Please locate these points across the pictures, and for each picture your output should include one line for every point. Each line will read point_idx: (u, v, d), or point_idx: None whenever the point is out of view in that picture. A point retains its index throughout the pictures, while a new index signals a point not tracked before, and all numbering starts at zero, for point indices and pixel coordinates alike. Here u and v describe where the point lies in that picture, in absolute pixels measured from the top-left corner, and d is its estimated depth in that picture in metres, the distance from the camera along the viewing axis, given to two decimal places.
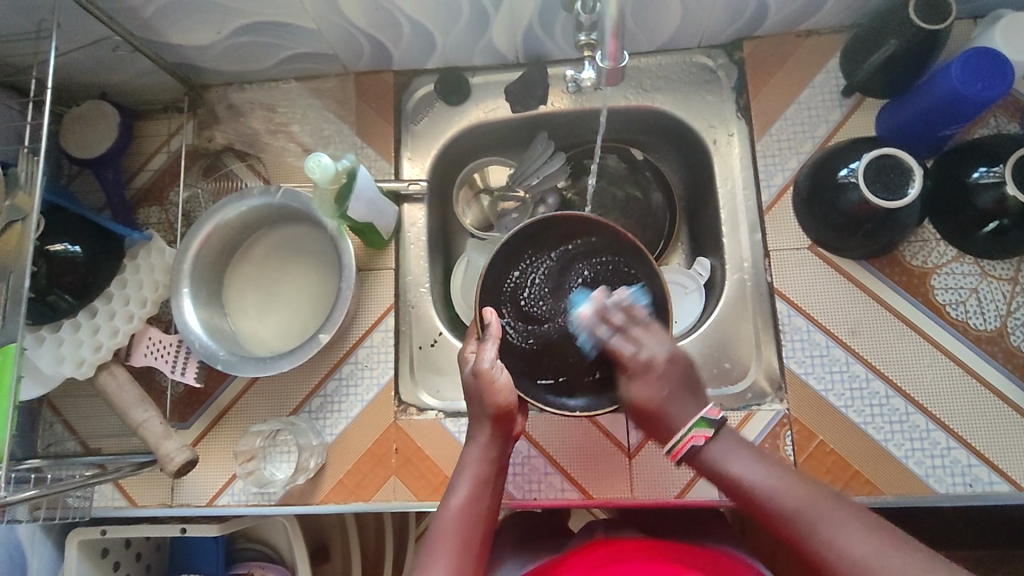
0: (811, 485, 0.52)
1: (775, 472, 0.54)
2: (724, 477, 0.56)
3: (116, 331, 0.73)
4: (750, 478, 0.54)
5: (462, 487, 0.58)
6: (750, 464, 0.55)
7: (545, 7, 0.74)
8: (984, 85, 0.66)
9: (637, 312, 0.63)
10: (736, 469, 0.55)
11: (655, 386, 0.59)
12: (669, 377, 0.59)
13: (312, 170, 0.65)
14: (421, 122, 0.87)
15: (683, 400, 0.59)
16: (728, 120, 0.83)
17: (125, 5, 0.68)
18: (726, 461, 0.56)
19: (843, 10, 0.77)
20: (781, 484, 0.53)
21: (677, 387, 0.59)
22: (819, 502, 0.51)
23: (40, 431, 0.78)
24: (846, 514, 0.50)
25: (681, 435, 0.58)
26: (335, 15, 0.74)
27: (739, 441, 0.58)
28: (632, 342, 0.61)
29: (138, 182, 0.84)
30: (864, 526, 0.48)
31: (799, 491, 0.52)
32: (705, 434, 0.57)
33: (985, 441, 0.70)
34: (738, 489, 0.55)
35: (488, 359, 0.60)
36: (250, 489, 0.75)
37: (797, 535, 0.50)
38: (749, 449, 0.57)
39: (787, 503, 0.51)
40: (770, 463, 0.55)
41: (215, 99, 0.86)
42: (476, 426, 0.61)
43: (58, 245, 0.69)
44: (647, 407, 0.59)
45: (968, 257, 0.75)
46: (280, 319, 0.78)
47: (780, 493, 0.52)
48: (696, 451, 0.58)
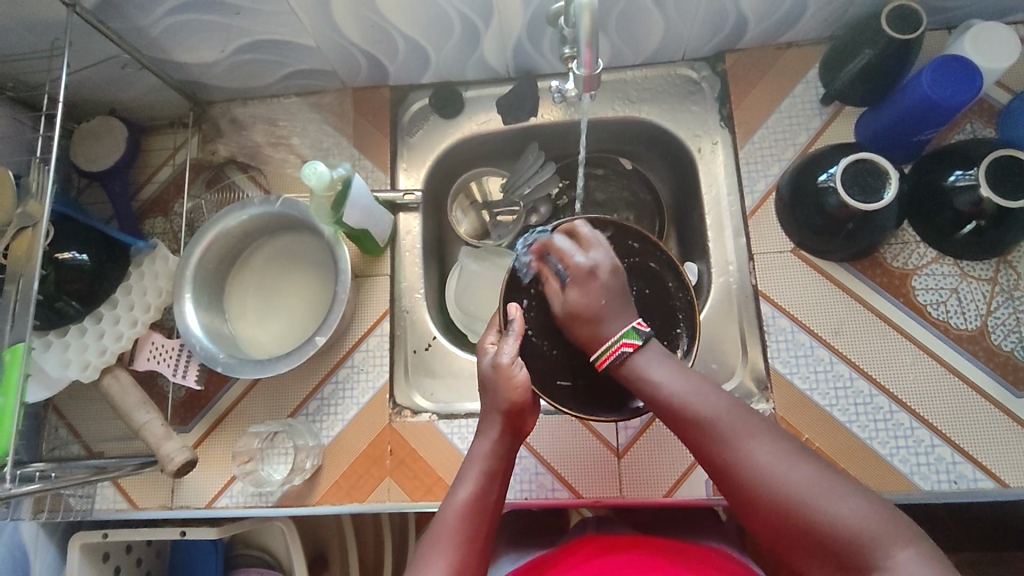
0: (729, 399, 0.54)
1: (693, 383, 0.55)
2: (644, 384, 0.56)
3: (120, 336, 0.76)
4: (670, 386, 0.55)
5: (469, 480, 0.60)
6: (671, 373, 0.56)
7: (532, 23, 0.78)
8: (953, 91, 0.68)
9: (578, 230, 0.64)
10: (656, 376, 0.56)
11: (595, 293, 0.60)
12: (608, 288, 0.60)
13: (307, 177, 0.68)
14: (416, 134, 0.90)
15: (617, 312, 0.60)
16: (712, 129, 0.85)
17: (134, 24, 0.72)
18: (649, 369, 0.56)
19: (820, 22, 0.80)
20: (700, 397, 0.54)
21: (614, 300, 0.60)
22: (730, 413, 0.53)
23: (45, 434, 0.81)
24: (754, 424, 0.52)
25: (609, 345, 0.58)
26: (332, 33, 0.78)
27: (663, 352, 0.58)
28: (581, 247, 0.63)
29: (144, 194, 0.88)
30: (776, 441, 0.51)
31: (711, 402, 0.53)
32: (633, 343, 0.57)
33: (968, 438, 0.71)
34: (655, 395, 0.55)
35: (508, 354, 0.62)
36: (248, 490, 0.76)
37: (708, 442, 0.52)
38: (673, 363, 0.57)
39: (702, 413, 0.53)
40: (688, 373, 0.56)
41: (219, 114, 0.90)
42: (487, 420, 0.63)
43: (66, 254, 0.72)
44: (582, 313, 0.60)
45: (948, 259, 0.77)
46: (279, 324, 0.81)
47: (695, 402, 0.54)
48: (623, 358, 0.58)
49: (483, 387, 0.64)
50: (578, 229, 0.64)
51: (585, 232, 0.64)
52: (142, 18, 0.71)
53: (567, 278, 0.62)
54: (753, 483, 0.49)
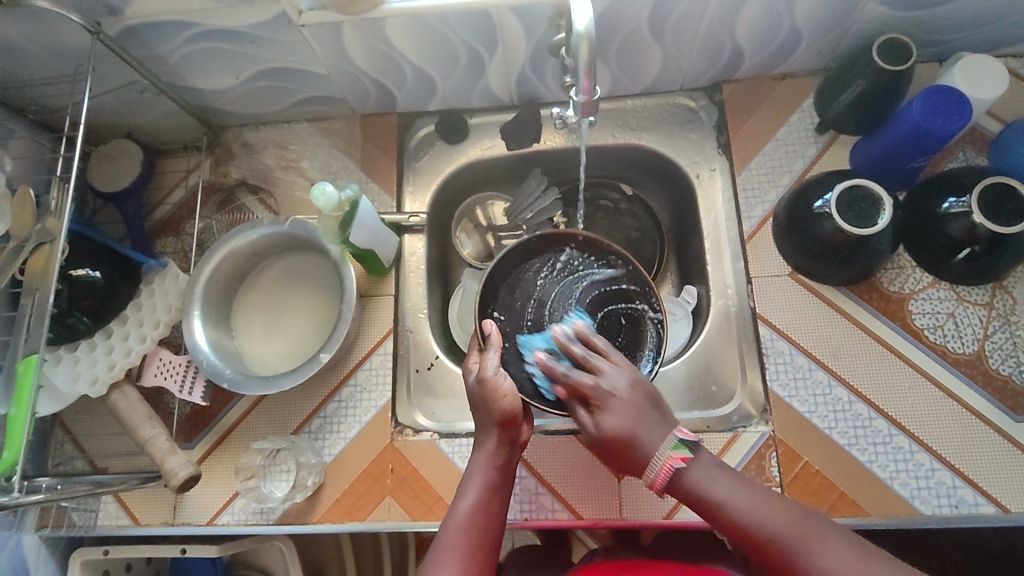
0: (794, 508, 0.55)
1: (756, 497, 0.55)
2: (706, 502, 0.56)
3: (129, 351, 0.77)
4: (737, 502, 0.55)
5: (469, 493, 0.61)
6: (731, 489, 0.56)
7: (535, 53, 0.80)
8: (944, 120, 0.70)
9: (597, 344, 0.65)
10: (718, 493, 0.56)
11: (621, 412, 0.59)
12: (635, 402, 0.59)
13: (316, 198, 0.70)
14: (422, 160, 0.93)
15: (650, 425, 0.58)
16: (710, 156, 0.88)
17: (153, 52, 0.76)
18: (705, 485, 0.57)
19: (814, 54, 0.83)
20: (763, 511, 0.54)
21: (645, 413, 0.59)
22: (802, 526, 0.53)
23: (51, 449, 0.81)
24: (828, 537, 0.53)
25: (659, 460, 0.57)
26: (343, 61, 0.81)
27: (715, 464, 0.58)
28: (606, 363, 0.63)
29: (157, 215, 0.90)
30: (849, 546, 0.52)
31: (776, 516, 0.54)
32: (683, 457, 0.57)
33: (968, 462, 0.72)
34: (717, 514, 0.56)
35: (491, 366, 0.63)
36: (250, 507, 0.77)
37: (786, 560, 0.52)
38: (727, 474, 0.57)
39: (774, 528, 0.53)
40: (746, 484, 0.57)
41: (231, 138, 0.93)
42: (483, 433, 0.64)
43: (80, 271, 0.74)
44: (615, 435, 0.58)
45: (944, 283, 0.78)
46: (285, 342, 0.82)
47: (764, 521, 0.54)
48: (678, 474, 0.57)
49: (472, 405, 0.65)
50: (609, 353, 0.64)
51: (602, 346, 0.65)
52: (162, 46, 0.75)
53: (591, 403, 0.60)
54: None
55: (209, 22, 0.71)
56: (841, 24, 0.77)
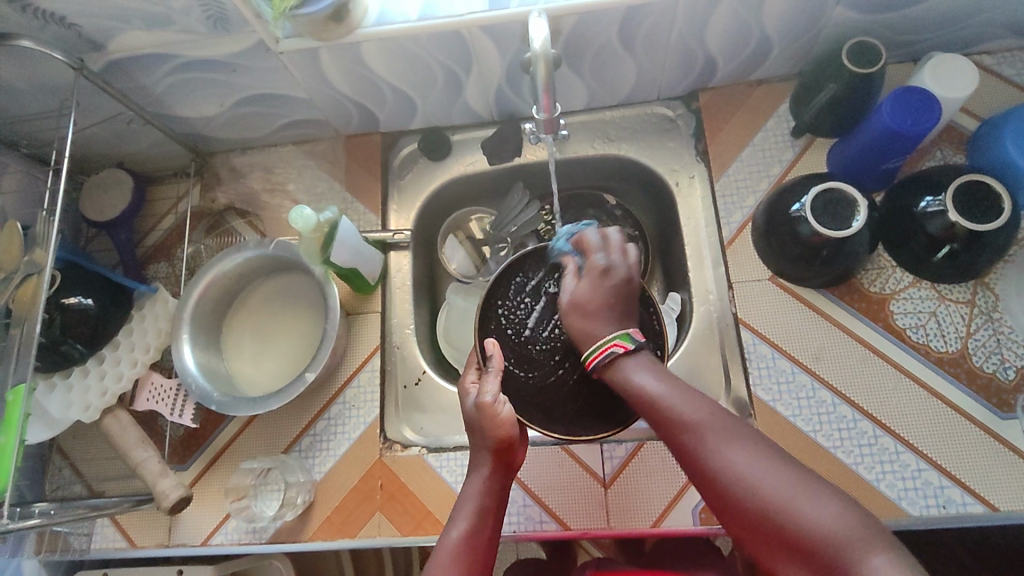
0: (712, 404, 0.56)
1: (677, 386, 0.57)
2: (629, 388, 0.58)
3: (120, 376, 0.79)
4: (655, 388, 0.57)
5: (462, 520, 0.62)
6: (654, 375, 0.58)
7: (510, 70, 0.82)
8: (914, 120, 0.71)
9: (587, 239, 0.67)
10: (639, 380, 0.58)
11: (598, 295, 0.63)
12: (609, 295, 0.63)
13: (295, 221, 0.71)
14: (406, 177, 0.94)
15: (609, 314, 0.62)
16: (689, 164, 0.88)
17: (138, 84, 0.78)
18: (633, 374, 0.59)
19: (787, 60, 0.84)
20: (681, 399, 0.56)
21: (609, 305, 0.63)
22: (713, 419, 0.55)
23: (49, 475, 0.83)
24: (735, 432, 0.54)
25: (601, 344, 0.60)
26: (323, 86, 0.83)
27: (648, 357, 0.60)
28: (594, 250, 0.66)
29: (149, 241, 0.92)
30: (755, 445, 0.53)
31: (691, 405, 0.56)
32: (625, 346, 0.59)
33: (954, 462, 0.71)
34: (639, 398, 0.58)
35: (489, 392, 0.64)
36: (242, 527, 0.78)
37: (692, 447, 0.54)
38: (657, 366, 0.59)
39: (684, 416, 0.55)
40: (675, 379, 0.58)
41: (219, 164, 0.95)
42: (478, 458, 0.65)
43: (72, 299, 0.76)
44: (579, 301, 0.64)
45: (925, 282, 0.78)
46: (274, 362, 0.83)
47: (677, 404, 0.56)
48: (611, 361, 0.60)
49: (468, 425, 0.66)
50: (626, 250, 0.66)
51: (594, 239, 0.67)
52: (146, 78, 0.77)
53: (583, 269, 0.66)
54: (735, 491, 0.51)
55: (189, 54, 0.74)
56: (811, 29, 0.78)
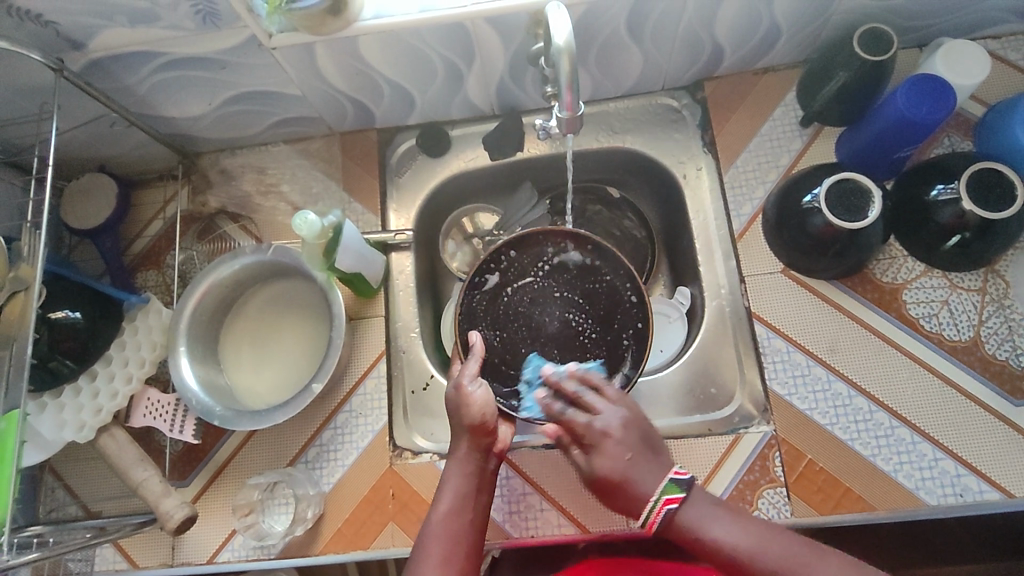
0: (787, 539, 0.55)
1: (750, 530, 0.55)
2: (701, 540, 0.56)
3: (114, 394, 0.75)
4: (733, 541, 0.55)
5: (444, 503, 0.60)
6: (729, 527, 0.56)
7: (514, 62, 0.79)
8: (928, 108, 0.70)
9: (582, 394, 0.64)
10: (714, 531, 0.56)
11: (615, 454, 0.58)
12: (626, 442, 0.59)
13: (299, 227, 0.68)
14: (405, 175, 0.91)
15: (645, 466, 0.58)
16: (696, 156, 0.87)
17: (121, 84, 0.74)
18: (703, 525, 0.56)
19: (794, 48, 0.82)
20: (762, 542, 0.54)
21: (638, 452, 0.58)
22: (798, 557, 0.53)
23: (42, 497, 0.79)
24: (829, 567, 0.52)
25: (653, 504, 0.56)
26: (318, 82, 0.79)
27: (712, 501, 0.58)
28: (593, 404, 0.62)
29: (136, 248, 0.88)
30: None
31: (777, 548, 0.54)
32: (676, 498, 0.56)
33: (970, 450, 0.71)
34: (718, 555, 0.55)
35: (470, 374, 0.65)
36: (250, 543, 0.75)
37: None
38: (724, 512, 0.57)
39: (769, 562, 0.53)
40: (744, 523, 0.56)
41: (208, 165, 0.91)
42: (456, 441, 0.64)
43: (59, 313, 0.72)
44: (609, 478, 0.58)
45: (936, 271, 0.78)
46: (276, 372, 0.80)
47: (760, 554, 0.54)
48: (669, 518, 0.57)
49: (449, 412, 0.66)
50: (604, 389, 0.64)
51: (589, 395, 0.64)
52: (129, 77, 0.73)
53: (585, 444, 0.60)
54: None
55: (176, 51, 0.69)
56: (820, 15, 0.76)
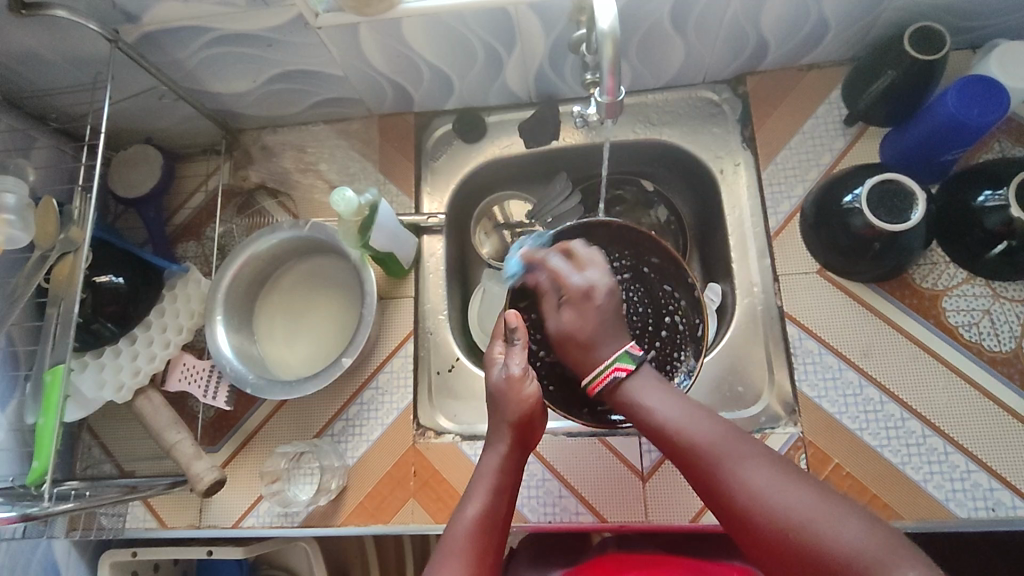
0: (722, 425, 0.56)
1: (686, 409, 0.58)
2: (639, 410, 0.60)
3: (153, 357, 0.77)
4: (662, 412, 0.58)
5: (477, 495, 0.59)
6: (663, 400, 0.59)
7: (554, 49, 0.79)
8: (979, 111, 0.68)
9: (574, 249, 0.70)
10: (649, 403, 0.60)
11: (589, 318, 0.65)
12: (604, 308, 0.66)
13: (336, 203, 0.70)
14: (440, 159, 0.92)
15: (610, 333, 0.65)
16: (734, 151, 0.86)
17: (172, 57, 0.76)
18: (642, 397, 0.60)
19: (842, 44, 0.80)
20: (691, 419, 0.57)
21: (607, 318, 0.66)
22: (723, 438, 0.55)
23: (79, 454, 0.82)
24: (749, 449, 0.53)
25: (604, 368, 0.63)
26: (360, 63, 0.80)
27: (657, 380, 0.62)
28: (576, 266, 0.68)
29: (178, 219, 0.90)
30: (767, 462, 0.52)
31: (704, 425, 0.56)
32: (625, 368, 0.62)
33: (1005, 464, 0.69)
34: (651, 422, 0.59)
35: (517, 365, 0.64)
36: (274, 510, 0.77)
37: (707, 464, 0.54)
38: (666, 390, 0.61)
39: (695, 435, 0.56)
40: (682, 401, 0.59)
41: (250, 141, 0.93)
42: (495, 434, 0.64)
43: (104, 277, 0.75)
44: (575, 337, 0.66)
45: (979, 279, 0.75)
46: (306, 345, 0.82)
47: (688, 427, 0.56)
48: (617, 385, 0.62)
49: (490, 398, 0.65)
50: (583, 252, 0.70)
51: (580, 250, 0.69)
52: (180, 51, 0.75)
53: (564, 298, 0.68)
54: (747, 508, 0.50)
55: (226, 27, 0.71)
56: (871, 12, 0.75)
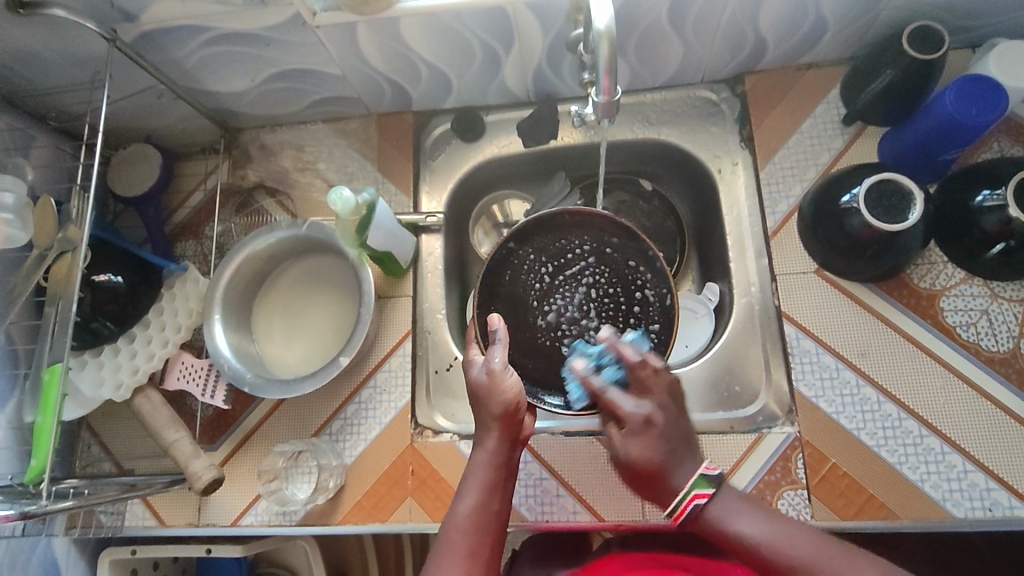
0: (815, 535, 0.53)
1: (778, 526, 0.53)
2: (728, 536, 0.53)
3: (151, 356, 0.77)
4: (757, 536, 0.52)
5: (470, 492, 0.59)
6: (752, 520, 0.53)
7: (552, 49, 0.79)
8: (977, 110, 0.68)
9: (626, 351, 0.59)
10: (739, 526, 0.53)
11: (654, 446, 0.55)
12: (668, 435, 0.56)
13: (334, 203, 0.70)
14: (439, 158, 0.92)
15: (681, 458, 0.55)
16: (733, 150, 0.86)
17: (170, 57, 0.76)
18: (729, 519, 0.54)
19: (841, 43, 0.80)
20: (788, 537, 0.52)
21: (678, 444, 0.56)
22: (823, 554, 0.51)
23: (78, 452, 0.83)
24: (854, 562, 0.50)
25: (681, 497, 0.54)
26: (358, 62, 0.80)
27: (738, 496, 0.55)
28: (632, 394, 0.58)
29: (177, 218, 0.91)
30: (877, 575, 0.49)
31: (803, 544, 0.52)
32: (706, 494, 0.54)
33: (1003, 464, 0.69)
34: (742, 546, 0.53)
35: (498, 360, 0.63)
36: (273, 509, 0.77)
37: None
38: (750, 505, 0.55)
39: (795, 555, 0.51)
40: (772, 518, 0.54)
41: (249, 140, 0.93)
42: (483, 430, 0.62)
43: (102, 276, 0.76)
44: (644, 467, 0.55)
45: (978, 279, 0.75)
46: (304, 345, 0.82)
47: (783, 546, 0.52)
48: (699, 511, 0.54)
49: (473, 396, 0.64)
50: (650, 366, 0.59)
51: (636, 369, 0.58)
52: (178, 51, 0.75)
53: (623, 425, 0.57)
54: None
55: (224, 26, 0.71)
56: (869, 11, 0.75)
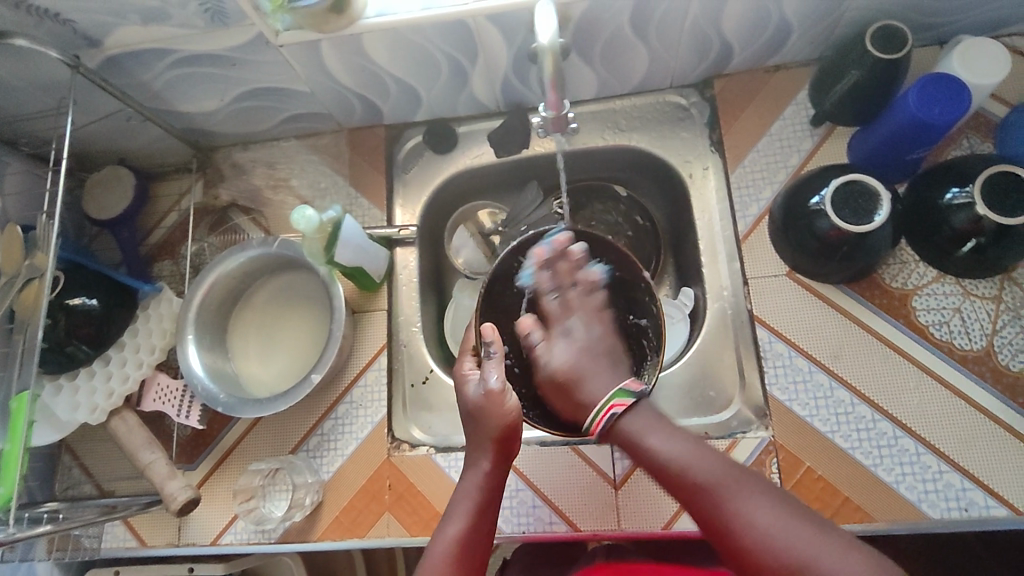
0: (728, 463, 0.56)
1: (687, 445, 0.58)
2: (640, 447, 0.59)
3: (126, 378, 0.78)
4: (667, 453, 0.57)
5: (458, 515, 0.60)
6: (666, 437, 0.58)
7: (517, 60, 0.79)
8: (941, 109, 0.68)
9: (573, 284, 0.70)
10: (651, 441, 0.59)
11: (576, 356, 0.65)
12: (590, 350, 0.66)
13: (297, 222, 0.70)
14: (412, 171, 0.92)
15: (601, 371, 0.64)
16: (703, 155, 0.86)
17: (136, 80, 0.76)
18: (644, 435, 0.59)
19: (807, 44, 0.80)
20: (697, 458, 0.57)
21: (598, 358, 0.66)
22: (731, 478, 0.55)
23: (59, 474, 0.83)
24: (755, 487, 0.54)
25: (602, 407, 0.61)
26: (326, 79, 0.80)
27: (658, 416, 0.61)
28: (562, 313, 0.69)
29: (152, 239, 0.91)
30: (776, 504, 0.53)
31: (707, 463, 0.56)
32: (624, 404, 0.61)
33: (978, 463, 0.69)
34: (654, 459, 0.58)
35: (495, 379, 0.61)
36: (251, 527, 0.77)
37: (711, 506, 0.54)
38: (669, 428, 0.60)
39: (699, 473, 0.56)
40: (683, 437, 0.59)
41: (222, 159, 0.93)
42: (476, 452, 0.62)
43: (76, 299, 0.75)
44: (562, 376, 0.65)
45: (949, 277, 0.75)
46: (279, 361, 0.82)
47: (693, 466, 0.56)
48: (615, 422, 0.61)
49: (467, 415, 0.62)
50: (585, 281, 0.70)
51: (570, 296, 0.69)
52: (144, 74, 0.75)
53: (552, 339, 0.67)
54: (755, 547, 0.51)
55: (187, 48, 0.71)
56: (831, 13, 0.74)
